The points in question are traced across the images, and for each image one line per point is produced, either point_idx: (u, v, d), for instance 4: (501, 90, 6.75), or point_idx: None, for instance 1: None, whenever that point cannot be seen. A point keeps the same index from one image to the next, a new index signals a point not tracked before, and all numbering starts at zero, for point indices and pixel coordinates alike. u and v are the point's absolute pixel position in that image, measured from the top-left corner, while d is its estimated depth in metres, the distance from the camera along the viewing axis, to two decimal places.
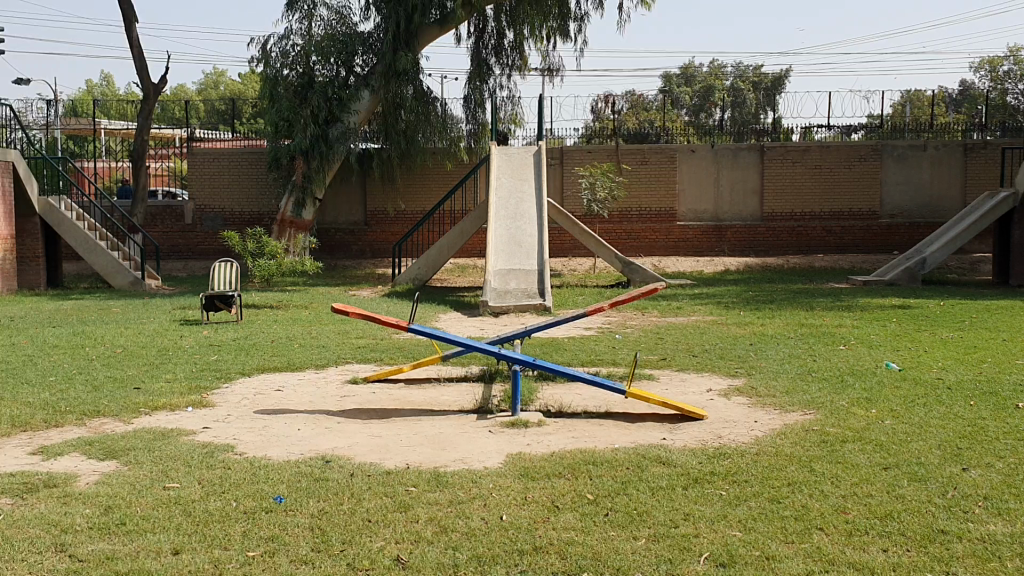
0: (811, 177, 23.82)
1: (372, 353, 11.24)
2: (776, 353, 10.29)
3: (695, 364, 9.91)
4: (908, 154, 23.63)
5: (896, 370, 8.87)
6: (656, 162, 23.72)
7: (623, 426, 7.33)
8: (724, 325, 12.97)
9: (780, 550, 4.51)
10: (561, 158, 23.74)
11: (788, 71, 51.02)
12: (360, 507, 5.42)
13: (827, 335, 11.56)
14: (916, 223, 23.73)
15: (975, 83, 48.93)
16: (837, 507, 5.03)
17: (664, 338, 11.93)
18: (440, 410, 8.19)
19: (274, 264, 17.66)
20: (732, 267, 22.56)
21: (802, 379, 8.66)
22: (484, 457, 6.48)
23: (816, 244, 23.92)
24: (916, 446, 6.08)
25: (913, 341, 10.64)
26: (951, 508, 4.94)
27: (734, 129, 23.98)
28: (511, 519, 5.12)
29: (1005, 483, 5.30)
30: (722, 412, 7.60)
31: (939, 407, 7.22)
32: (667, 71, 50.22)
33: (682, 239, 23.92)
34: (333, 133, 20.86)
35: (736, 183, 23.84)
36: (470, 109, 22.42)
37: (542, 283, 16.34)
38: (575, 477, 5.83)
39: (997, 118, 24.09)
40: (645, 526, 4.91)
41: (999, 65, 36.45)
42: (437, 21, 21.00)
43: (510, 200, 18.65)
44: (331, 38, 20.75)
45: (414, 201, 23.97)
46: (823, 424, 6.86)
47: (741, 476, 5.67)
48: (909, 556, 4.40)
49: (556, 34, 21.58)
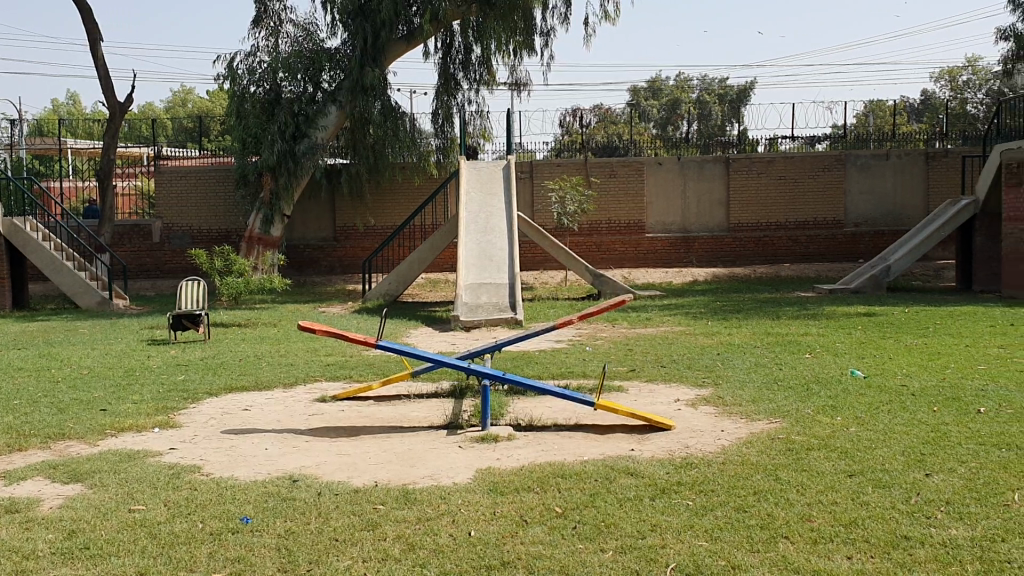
0: (776, 189, 24.07)
1: (341, 370, 11.19)
2: (743, 363, 10.35)
3: (663, 374, 9.97)
4: (871, 163, 23.94)
5: (861, 377, 8.96)
6: (624, 174, 23.87)
7: (592, 439, 7.35)
8: (692, 336, 13.06)
9: (745, 559, 4.46)
10: (532, 172, 23.81)
11: (754, 81, 51.66)
12: (327, 526, 5.39)
13: (792, 344, 11.65)
14: (880, 231, 24.03)
15: (929, 97, 49.81)
16: (802, 515, 5.02)
17: (634, 350, 11.98)
18: (410, 426, 8.17)
19: (241, 282, 17.48)
20: (700, 278, 22.75)
21: (768, 388, 8.74)
22: (453, 473, 6.46)
23: (783, 254, 24.17)
24: (881, 453, 6.13)
25: (878, 349, 10.75)
26: (914, 514, 4.91)
27: (700, 141, 24.15)
28: (479, 535, 5.10)
29: (966, 487, 5.28)
30: (690, 422, 7.65)
31: (902, 413, 7.29)
32: (634, 85, 50.72)
33: (651, 251, 24.09)
34: (300, 148, 20.83)
35: (702, 196, 24.05)
36: (438, 124, 22.46)
37: (513, 296, 16.37)
38: (543, 491, 5.83)
39: (958, 127, 24.41)
40: (612, 538, 4.89)
41: (959, 75, 37.03)
42: (404, 36, 21.07)
43: (480, 214, 18.67)
44: (297, 55, 20.80)
45: (383, 216, 24.02)
46: (789, 433, 6.92)
47: (708, 485, 5.70)
48: (872, 563, 4.32)
49: (522, 49, 21.61)
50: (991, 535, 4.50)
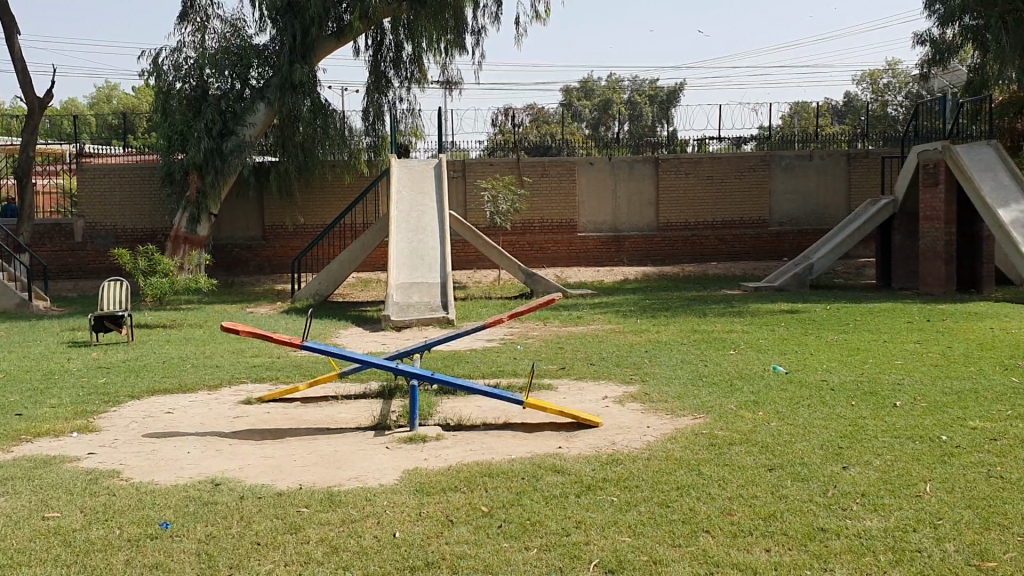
0: (704, 188, 24.45)
1: (269, 371, 11.02)
2: (670, 360, 10.49)
3: (592, 372, 10.04)
4: (795, 163, 24.46)
5: (784, 372, 9.15)
6: (556, 174, 23.97)
7: (520, 438, 7.36)
8: (621, 334, 13.18)
9: (667, 554, 4.51)
10: (465, 171, 23.76)
11: (684, 83, 52.44)
12: (249, 530, 5.30)
13: (717, 341, 11.83)
14: (804, 231, 24.59)
15: (851, 100, 51.18)
16: (723, 509, 5.10)
17: (564, 348, 12.05)
18: (337, 427, 8.08)
19: (166, 282, 17.09)
20: (630, 276, 22.99)
21: (694, 384, 8.86)
22: (379, 475, 6.41)
23: (711, 252, 24.59)
24: (800, 447, 6.25)
25: (800, 345, 11.00)
26: (830, 506, 5.02)
27: (631, 141, 24.30)
28: (403, 535, 5.06)
29: (881, 479, 5.41)
30: (617, 419, 7.71)
31: (821, 408, 7.46)
32: (566, 85, 51.07)
33: (582, 250, 24.27)
34: (228, 146, 20.46)
35: (632, 195, 24.29)
36: (368, 122, 22.21)
37: (444, 295, 16.31)
38: (470, 490, 5.81)
39: (879, 129, 25.07)
40: (537, 536, 4.90)
41: (879, 78, 38.12)
42: (334, 33, 20.87)
43: (410, 213, 18.56)
44: (225, 51, 20.42)
45: (313, 215, 23.75)
46: (712, 428, 7.03)
47: (632, 481, 5.75)
48: (790, 555, 4.40)
49: (454, 47, 21.56)
50: (904, 526, 4.62)
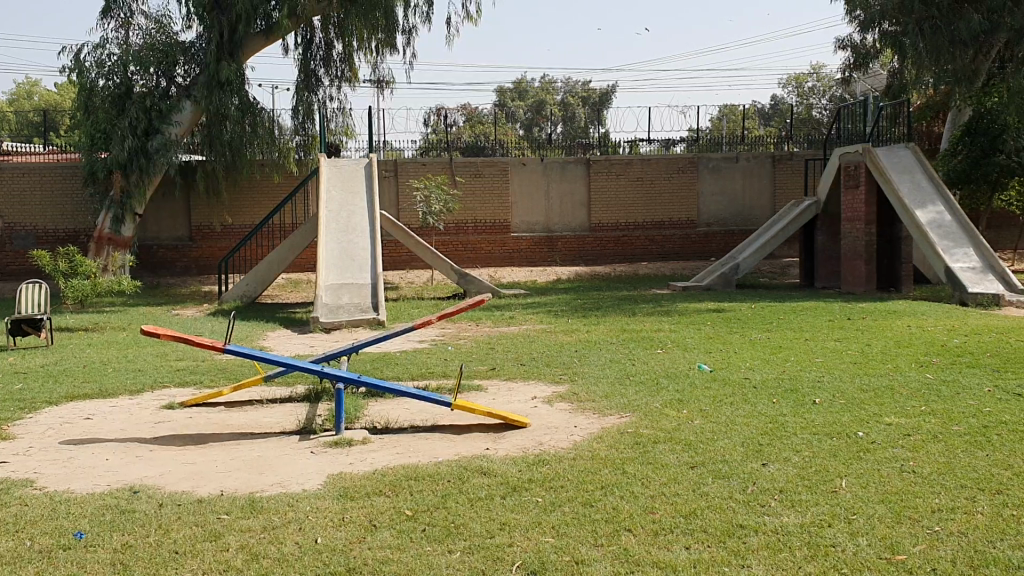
0: (634, 189, 24.70)
1: (193, 375, 10.79)
2: (599, 359, 10.57)
3: (521, 373, 10.06)
4: (722, 165, 24.87)
5: (708, 371, 9.29)
6: (489, 174, 23.97)
7: (447, 440, 7.33)
8: (552, 334, 13.24)
9: (589, 553, 4.54)
10: (396, 171, 23.55)
11: (615, 85, 52.96)
12: (167, 538, 5.17)
13: (645, 340, 11.96)
14: (731, 231, 25.02)
15: (778, 103, 52.27)
16: (645, 508, 5.14)
17: (494, 348, 12.04)
18: (262, 432, 7.94)
19: (88, 284, 16.61)
20: (563, 276, 23.10)
21: (621, 383, 8.93)
22: (303, 480, 6.32)
23: (641, 252, 24.87)
24: (722, 445, 6.35)
25: (725, 344, 11.18)
26: (749, 503, 5.10)
27: (563, 142, 24.47)
28: (326, 541, 5.00)
29: (798, 475, 5.52)
30: (544, 419, 7.74)
31: (744, 405, 7.59)
32: (500, 86, 51.14)
33: (515, 250, 24.31)
34: (153, 145, 20.02)
35: (564, 196, 24.43)
36: (298, 120, 21.85)
37: (375, 296, 16.18)
38: (394, 494, 5.76)
39: (803, 132, 25.63)
40: (461, 539, 4.88)
41: (804, 82, 39.01)
42: (263, 31, 20.39)
43: (340, 213, 18.36)
44: (150, 48, 19.97)
45: (241, 215, 23.37)
46: (637, 427, 7.09)
47: (557, 481, 5.77)
48: (708, 552, 4.46)
49: (385, 46, 21.37)
50: (820, 521, 4.71)
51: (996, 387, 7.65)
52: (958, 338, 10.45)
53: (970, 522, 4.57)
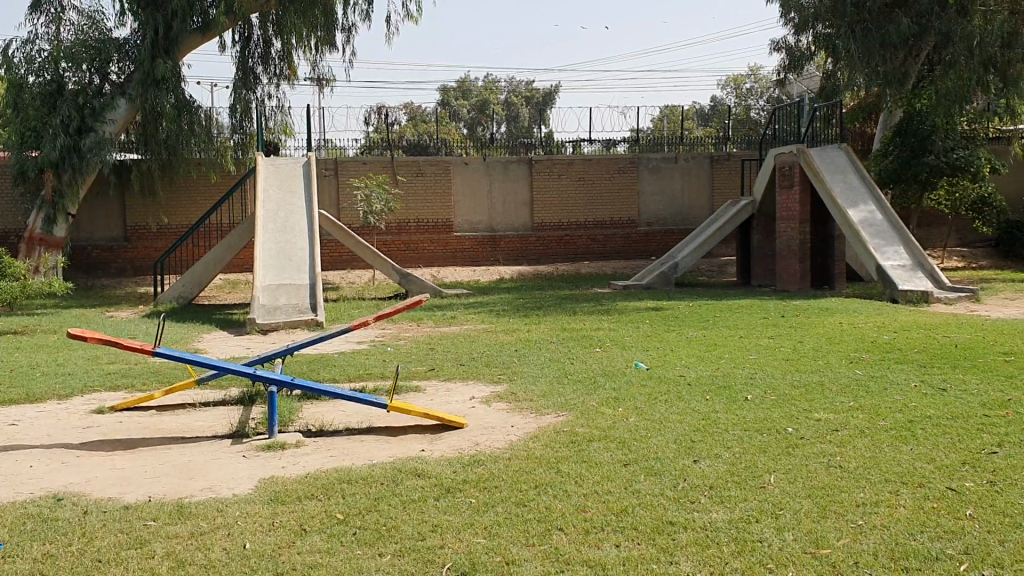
0: (576, 188, 24.81)
1: (125, 379, 10.55)
2: (537, 358, 10.59)
3: (460, 373, 10.03)
4: (662, 166, 25.12)
5: (645, 369, 9.36)
6: (430, 174, 23.86)
7: (383, 442, 7.27)
8: (492, 333, 13.24)
9: (520, 553, 4.53)
10: (337, 169, 23.28)
11: (558, 86, 53.19)
12: (90, 547, 5.03)
13: (585, 339, 12.01)
14: (671, 230, 25.28)
15: (718, 103, 52.97)
16: (578, 507, 5.16)
17: (434, 349, 11.99)
18: (194, 436, 7.80)
19: (16, 285, 16.14)
20: (506, 276, 23.11)
21: (558, 382, 8.95)
22: (234, 484, 6.22)
23: (582, 251, 25.00)
24: (655, 442, 6.40)
25: (662, 341, 11.27)
26: (679, 500, 5.14)
27: (506, 141, 24.49)
28: (254, 547, 4.92)
29: (728, 471, 5.59)
30: (481, 419, 7.72)
31: (678, 402, 7.66)
32: (444, 85, 50.98)
33: (458, 249, 24.25)
34: (86, 143, 19.54)
35: (507, 195, 24.44)
36: (235, 119, 21.48)
37: (313, 297, 16.01)
38: (326, 498, 5.69)
39: (741, 132, 26.00)
40: (392, 542, 4.84)
41: (742, 83, 39.62)
42: (199, 28, 20.02)
43: (278, 213, 18.12)
44: (82, 44, 19.50)
45: (178, 215, 22.96)
46: (573, 425, 7.11)
47: (491, 482, 5.76)
48: (638, 550, 4.49)
49: (324, 44, 21.15)
50: (747, 517, 4.77)
51: (922, 382, 7.83)
52: (887, 334, 10.69)
53: (893, 515, 4.66)
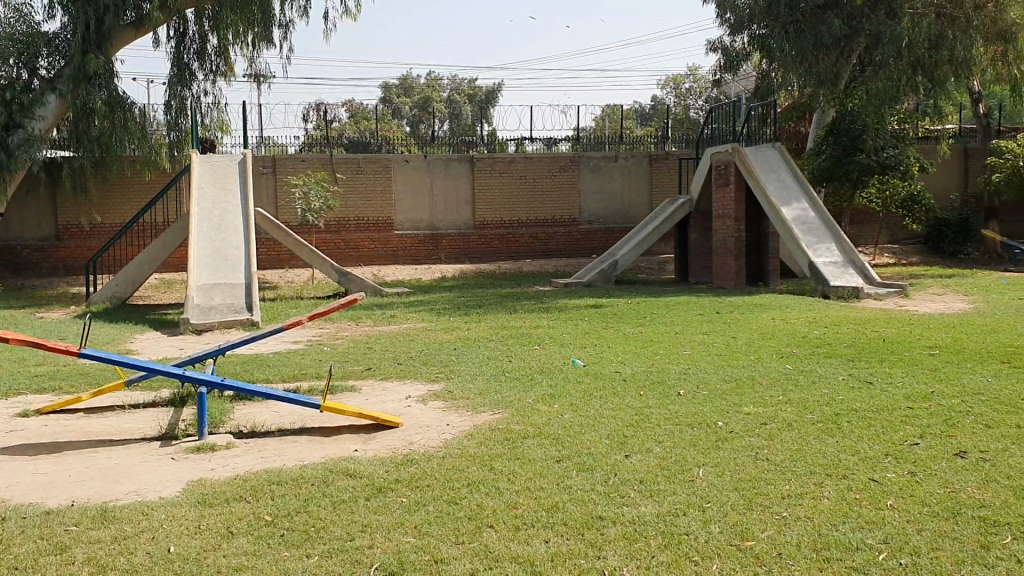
0: (517, 187, 24.83)
1: (52, 381, 10.28)
2: (475, 356, 10.58)
3: (397, 372, 9.96)
4: (602, 164, 25.25)
5: (582, 366, 9.39)
6: (370, 171, 23.65)
7: (315, 442, 7.18)
8: (431, 332, 13.19)
9: (449, 552, 4.51)
10: (275, 167, 22.95)
11: (501, 84, 53.22)
12: (8, 554, 4.88)
13: (524, 337, 12.03)
14: (611, 228, 25.46)
15: (659, 102, 53.50)
16: (509, 503, 5.15)
17: (372, 348, 11.90)
18: (122, 438, 7.62)
19: None
20: (447, 274, 23.05)
21: (495, 380, 8.95)
22: (161, 487, 6.09)
23: (524, 250, 25.05)
24: (588, 438, 6.42)
25: (600, 338, 11.33)
26: (610, 494, 5.16)
27: (447, 139, 24.43)
28: (179, 550, 4.82)
29: (659, 465, 5.64)
30: (416, 418, 7.67)
31: (613, 398, 7.70)
32: (386, 82, 50.66)
33: (399, 248, 24.09)
34: (14, 140, 18.93)
35: (448, 194, 24.36)
36: (170, 115, 21.23)
37: (250, 296, 15.78)
38: (255, 500, 5.60)
39: (680, 131, 26.29)
40: (320, 542, 4.78)
41: (682, 83, 40.07)
42: (132, 23, 19.78)
43: (213, 211, 17.82)
44: (9, 38, 18.92)
45: (111, 213, 22.47)
46: (508, 423, 7.10)
47: (423, 481, 5.72)
48: (566, 545, 4.49)
49: (261, 41, 20.79)
50: (675, 510, 4.81)
51: (850, 375, 7.99)
52: (818, 329, 10.89)
53: (816, 507, 4.74)
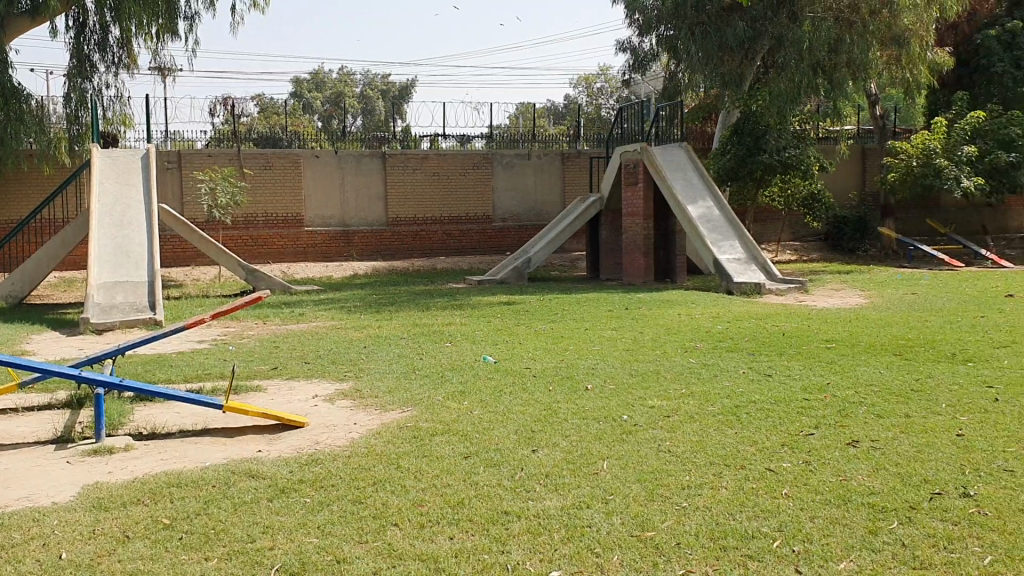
0: (430, 184, 24.74)
1: None
2: (385, 354, 10.51)
3: (305, 371, 9.82)
4: (515, 162, 25.33)
5: (492, 362, 9.42)
6: (280, 167, 23.20)
7: (218, 443, 7.02)
8: (341, 330, 13.05)
9: (351, 551, 4.46)
10: (180, 162, 22.33)
11: (415, 81, 52.97)
12: None
13: (435, 334, 12.00)
14: (524, 226, 25.60)
15: (573, 101, 54.01)
16: (414, 501, 5.13)
17: (280, 346, 11.72)
18: (13, 443, 7.33)
19: None
20: (359, 272, 22.83)
21: (405, 378, 8.90)
22: (54, 492, 5.87)
23: (437, 247, 24.99)
24: (496, 434, 6.44)
25: (511, 335, 11.38)
26: (515, 489, 5.19)
27: (359, 135, 24.20)
28: (72, 556, 4.66)
29: (565, 459, 5.69)
30: (323, 417, 7.58)
31: (522, 394, 7.74)
32: (297, 77, 49.88)
33: (309, 245, 23.73)
34: None
35: (359, 190, 24.11)
36: (70, 108, 20.41)
37: (153, 295, 15.35)
38: (154, 503, 5.46)
39: (592, 130, 26.59)
40: (220, 545, 4.68)
41: (593, 82, 40.52)
42: (27, 11, 18.86)
43: (114, 207, 17.27)
44: None
45: (6, 209, 21.60)
46: (417, 421, 7.06)
47: (328, 480, 5.65)
48: (471, 541, 4.50)
49: (166, 33, 20.21)
50: (579, 503, 4.86)
51: (751, 368, 8.19)
52: (722, 324, 11.15)
53: (715, 497, 4.85)
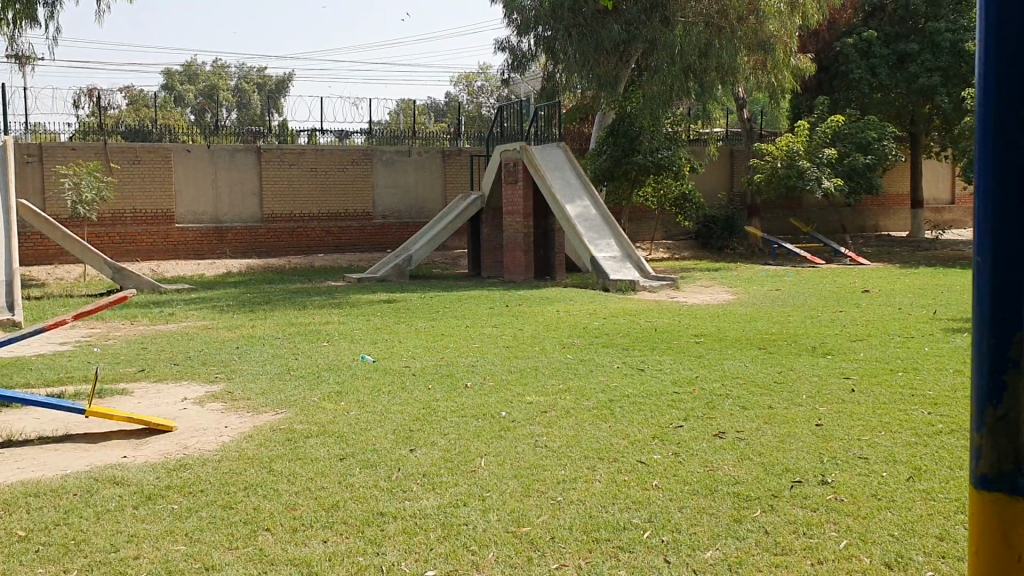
0: (307, 180, 24.30)
1: None
2: (260, 355, 10.27)
3: (174, 373, 9.50)
4: (395, 159, 25.18)
5: (370, 361, 9.33)
6: (149, 161, 22.35)
7: (80, 450, 6.72)
8: (214, 330, 12.69)
9: (221, 557, 4.35)
10: (41, 155, 21.12)
11: (292, 77, 51.92)
12: None
13: (312, 333, 11.80)
14: (404, 223, 25.48)
15: (455, 99, 53.97)
16: (287, 505, 5.04)
17: (148, 348, 11.30)
18: None
19: None
20: (234, 270, 22.25)
21: (279, 379, 8.73)
22: None
23: (315, 244, 24.58)
24: (373, 434, 6.39)
25: (390, 334, 11.30)
26: (392, 489, 5.16)
27: (233, 129, 23.58)
28: None
29: (442, 458, 5.69)
30: (193, 421, 7.35)
31: (400, 393, 7.70)
32: (167, 69, 48.13)
33: (181, 242, 22.93)
34: None
35: (233, 185, 23.47)
36: None
37: (11, 295, 14.56)
38: (8, 515, 5.18)
39: (472, 129, 26.69)
40: (80, 556, 4.48)
41: (473, 81, 40.58)
42: None
43: None
44: None
45: None
46: (291, 422, 6.93)
47: (198, 486, 5.49)
48: (345, 544, 4.44)
49: (24, 19, 19.18)
50: (456, 501, 4.88)
51: (624, 363, 8.38)
52: (598, 321, 11.37)
53: (588, 490, 4.94)
